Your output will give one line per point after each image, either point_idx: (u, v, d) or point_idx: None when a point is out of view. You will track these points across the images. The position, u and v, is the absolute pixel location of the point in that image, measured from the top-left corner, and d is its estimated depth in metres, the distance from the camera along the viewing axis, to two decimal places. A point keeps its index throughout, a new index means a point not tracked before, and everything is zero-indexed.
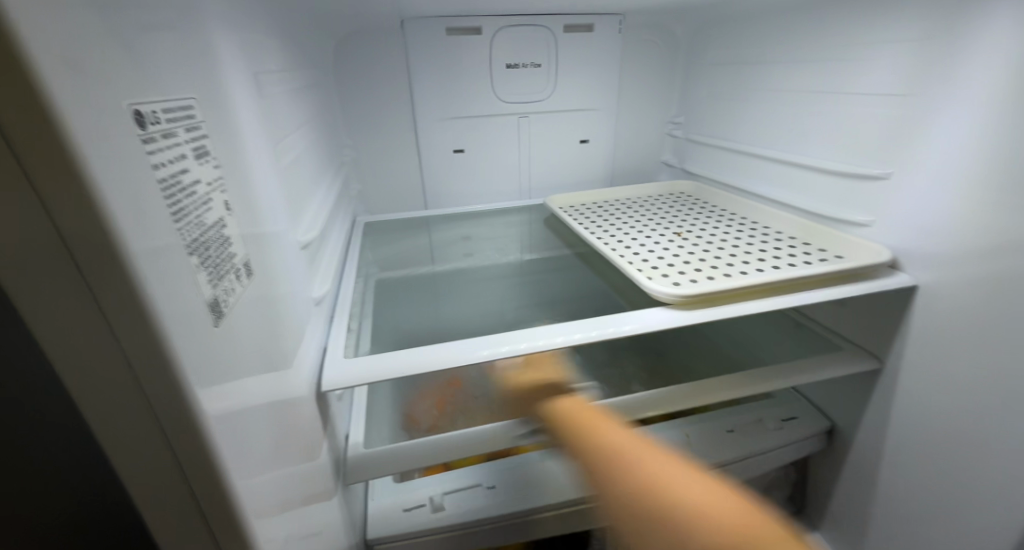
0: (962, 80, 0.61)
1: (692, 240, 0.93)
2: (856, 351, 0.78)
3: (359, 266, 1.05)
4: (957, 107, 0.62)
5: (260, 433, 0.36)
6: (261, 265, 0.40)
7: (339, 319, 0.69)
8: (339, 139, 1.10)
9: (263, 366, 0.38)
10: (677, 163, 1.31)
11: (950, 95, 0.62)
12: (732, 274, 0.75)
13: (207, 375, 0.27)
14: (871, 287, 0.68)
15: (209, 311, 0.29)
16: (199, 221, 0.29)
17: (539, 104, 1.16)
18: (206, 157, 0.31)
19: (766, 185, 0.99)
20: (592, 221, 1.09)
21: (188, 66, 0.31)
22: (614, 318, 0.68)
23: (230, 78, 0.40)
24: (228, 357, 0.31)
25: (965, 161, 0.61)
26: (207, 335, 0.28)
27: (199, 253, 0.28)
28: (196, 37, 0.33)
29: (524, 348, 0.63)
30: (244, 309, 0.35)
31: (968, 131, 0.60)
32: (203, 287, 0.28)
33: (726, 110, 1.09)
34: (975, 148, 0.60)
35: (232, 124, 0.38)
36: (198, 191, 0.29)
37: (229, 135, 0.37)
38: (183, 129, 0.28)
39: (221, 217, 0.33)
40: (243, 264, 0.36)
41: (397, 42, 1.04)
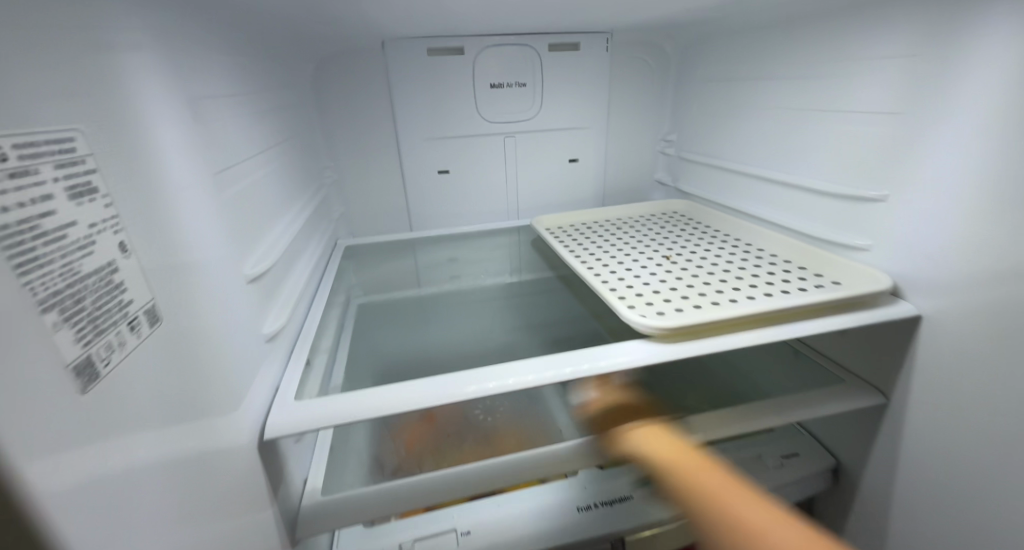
0: (959, 97, 0.56)
1: (682, 264, 0.88)
2: (861, 384, 0.73)
3: (338, 291, 1.01)
4: (955, 125, 0.57)
5: (161, 505, 0.31)
6: (174, 309, 0.36)
7: (299, 354, 0.64)
8: (319, 160, 1.07)
9: (171, 425, 0.34)
10: (671, 181, 1.27)
11: (948, 112, 0.58)
12: (721, 302, 0.70)
13: (59, 456, 0.23)
14: (871, 317, 0.63)
15: (72, 375, 0.25)
16: (66, 270, 0.25)
17: (526, 123, 1.14)
18: (89, 195, 0.28)
19: (761, 205, 0.95)
20: (579, 243, 1.05)
21: (71, 95, 0.28)
22: (598, 351, 0.63)
23: (145, 105, 0.37)
24: (104, 425, 0.26)
25: (967, 182, 0.56)
26: (64, 405, 0.24)
27: (60, 308, 0.25)
28: (89, 64, 0.30)
29: (513, 383, 0.58)
30: (141, 364, 0.31)
31: (969, 150, 0.56)
32: (64, 348, 0.24)
33: (718, 127, 1.05)
34: (977, 168, 0.55)
35: (140, 155, 0.35)
36: (69, 234, 0.26)
37: (135, 168, 0.34)
38: (49, 165, 0.25)
39: (110, 260, 0.29)
40: (144, 311, 0.32)
41: (378, 63, 1.02)
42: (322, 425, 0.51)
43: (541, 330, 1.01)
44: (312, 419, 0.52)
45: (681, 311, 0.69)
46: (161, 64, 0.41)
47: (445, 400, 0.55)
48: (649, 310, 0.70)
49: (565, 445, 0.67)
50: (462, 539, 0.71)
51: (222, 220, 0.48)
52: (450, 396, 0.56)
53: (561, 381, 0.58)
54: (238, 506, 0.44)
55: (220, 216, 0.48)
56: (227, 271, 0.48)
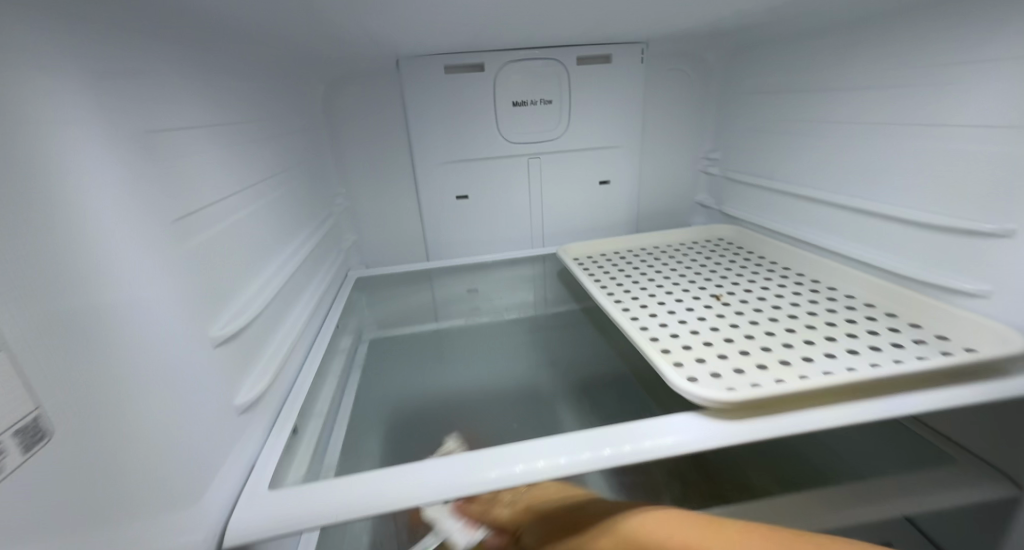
0: None
1: (735, 305, 0.75)
2: (976, 469, 0.58)
3: (347, 329, 0.93)
4: None
5: None
6: (88, 404, 0.28)
7: (287, 420, 0.56)
8: (331, 187, 1.01)
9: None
10: (715, 204, 1.14)
11: None
12: (792, 360, 0.57)
13: None
14: (1003, 389, 0.48)
15: None
16: None
17: (552, 144, 1.04)
18: None
19: (830, 236, 0.82)
20: (612, 275, 0.93)
21: None
22: (643, 425, 0.51)
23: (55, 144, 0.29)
24: None
25: None
26: None
27: None
28: None
29: (542, 469, 0.46)
30: (10, 512, 0.22)
31: None
32: None
33: (772, 145, 0.92)
34: None
35: (36, 209, 0.26)
36: None
37: (24, 224, 0.25)
38: None
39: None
40: (19, 432, 0.23)
41: (392, 83, 0.95)
42: (301, 526, 0.41)
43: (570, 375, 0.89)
44: (290, 517, 0.42)
45: (742, 372, 0.56)
46: (95, 93, 0.33)
47: (461, 492, 0.44)
48: (701, 370, 0.58)
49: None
50: None
51: (179, 273, 0.40)
52: (466, 485, 0.44)
53: (600, 467, 0.46)
54: None
55: (177, 273, 0.40)
56: (182, 341, 0.39)
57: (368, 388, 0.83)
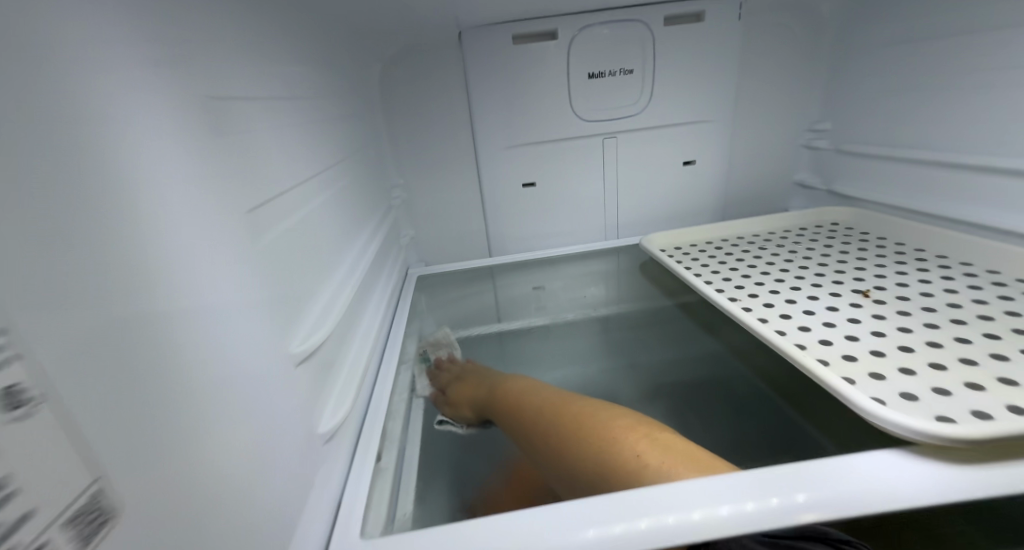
0: None
1: (890, 300, 0.61)
2: None
3: (411, 333, 0.84)
4: None
5: None
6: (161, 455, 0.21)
7: (367, 446, 0.48)
8: (388, 179, 0.92)
9: None
10: (821, 183, 0.98)
11: None
12: (1011, 374, 0.44)
13: None
14: None
15: None
16: None
17: (631, 120, 0.91)
18: None
19: (997, 213, 0.65)
20: (712, 267, 0.80)
21: None
22: (806, 465, 0.39)
23: (110, 111, 0.22)
24: None
25: None
26: None
27: None
28: None
29: (691, 523, 0.35)
30: None
31: None
32: None
33: (907, 107, 0.76)
34: None
35: (90, 195, 0.19)
36: None
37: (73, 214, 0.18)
38: None
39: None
40: (73, 516, 0.16)
41: (454, 60, 0.85)
42: None
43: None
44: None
45: (946, 392, 0.43)
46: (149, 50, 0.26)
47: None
48: (884, 388, 0.45)
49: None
50: None
51: (255, 277, 0.32)
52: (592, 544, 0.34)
53: (757, 524, 0.35)
54: None
55: (254, 278, 0.32)
56: (262, 365, 0.31)
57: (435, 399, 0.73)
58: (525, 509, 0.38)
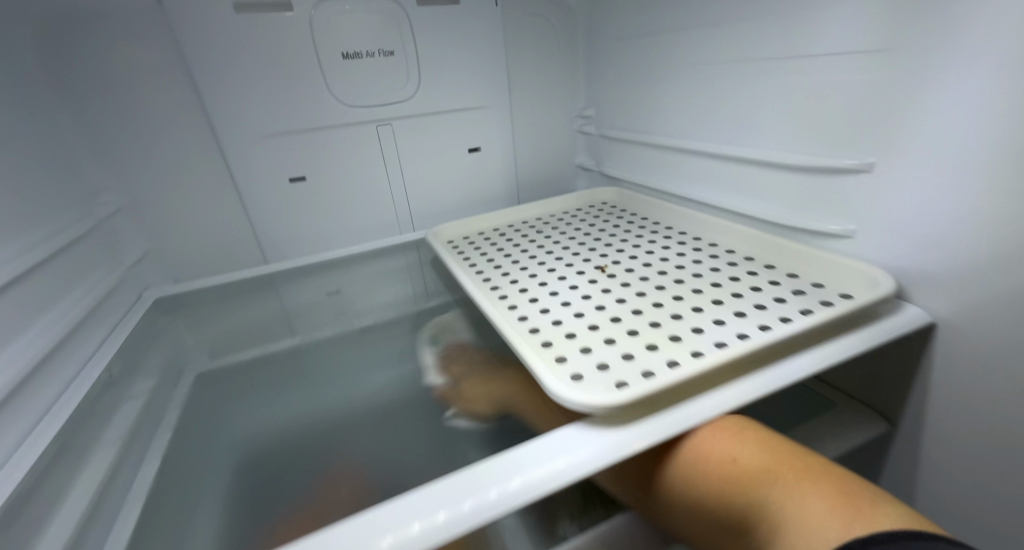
0: (953, 22, 0.42)
1: (619, 275, 0.66)
2: (856, 410, 0.57)
3: (144, 372, 0.68)
4: (960, 58, 0.42)
5: None
6: None
7: None
8: (88, 180, 0.72)
9: None
10: (594, 165, 1.06)
11: (946, 44, 0.42)
12: (681, 334, 0.51)
13: None
14: (873, 337, 0.47)
15: None
16: None
17: (402, 107, 0.86)
18: None
19: (704, 188, 0.76)
20: (489, 256, 0.79)
21: None
22: (538, 446, 0.39)
23: None
24: None
25: (984, 134, 0.42)
26: None
27: None
28: None
29: (440, 527, 0.33)
30: None
31: (988, 92, 0.40)
32: None
33: (638, 94, 0.85)
34: (1000, 116, 0.40)
35: None
36: None
37: None
38: None
39: None
40: None
41: (160, 30, 0.70)
42: None
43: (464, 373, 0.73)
44: None
45: (631, 359, 0.48)
46: None
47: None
48: (587, 361, 0.48)
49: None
50: None
51: None
52: None
53: (503, 513, 0.34)
54: None
55: None
56: None
57: (191, 450, 0.59)
58: None
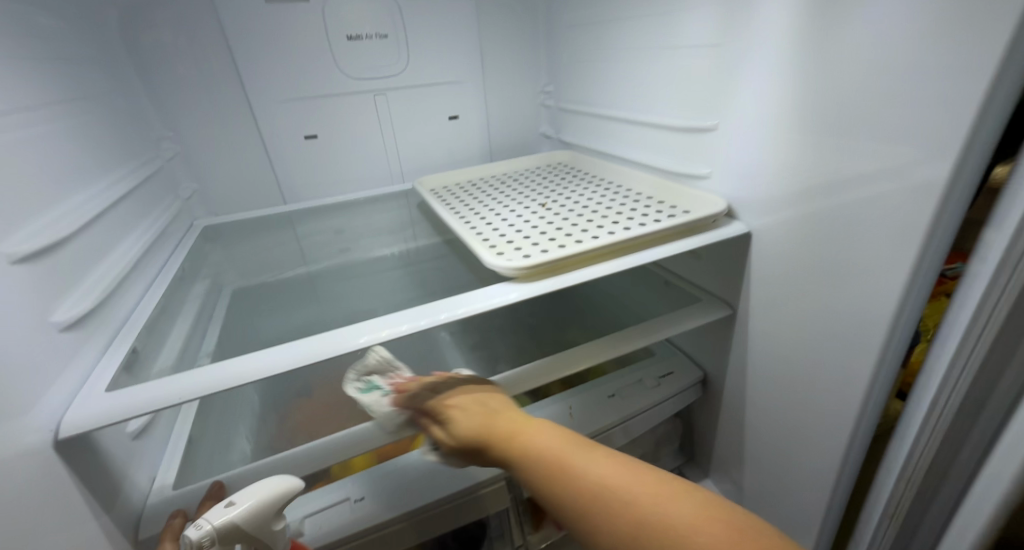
0: (750, 28, 0.64)
1: (554, 209, 0.89)
2: (712, 301, 0.81)
3: (201, 274, 0.91)
4: (754, 52, 0.64)
5: None
6: None
7: (124, 340, 0.58)
8: (152, 131, 0.94)
9: None
10: (554, 133, 1.28)
11: (747, 42, 0.65)
12: (583, 239, 0.73)
13: None
14: (704, 240, 0.70)
15: None
16: None
17: (394, 80, 1.08)
18: None
19: (625, 148, 0.98)
20: (461, 199, 1.02)
21: None
22: (473, 295, 0.63)
23: None
24: None
25: (767, 101, 0.64)
26: None
27: None
28: None
29: (401, 330, 0.57)
30: None
31: (767, 74, 0.63)
32: None
33: (582, 75, 1.07)
34: (773, 90, 0.63)
35: None
36: None
37: None
38: None
39: None
40: None
41: (206, 13, 0.90)
42: (152, 405, 0.46)
43: (440, 286, 0.96)
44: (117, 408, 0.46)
45: (546, 252, 0.71)
46: None
47: (325, 357, 0.53)
48: (517, 253, 0.71)
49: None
50: (355, 506, 0.70)
51: None
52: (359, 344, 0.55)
53: (441, 325, 0.58)
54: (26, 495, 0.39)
55: None
56: None
57: (238, 328, 0.83)
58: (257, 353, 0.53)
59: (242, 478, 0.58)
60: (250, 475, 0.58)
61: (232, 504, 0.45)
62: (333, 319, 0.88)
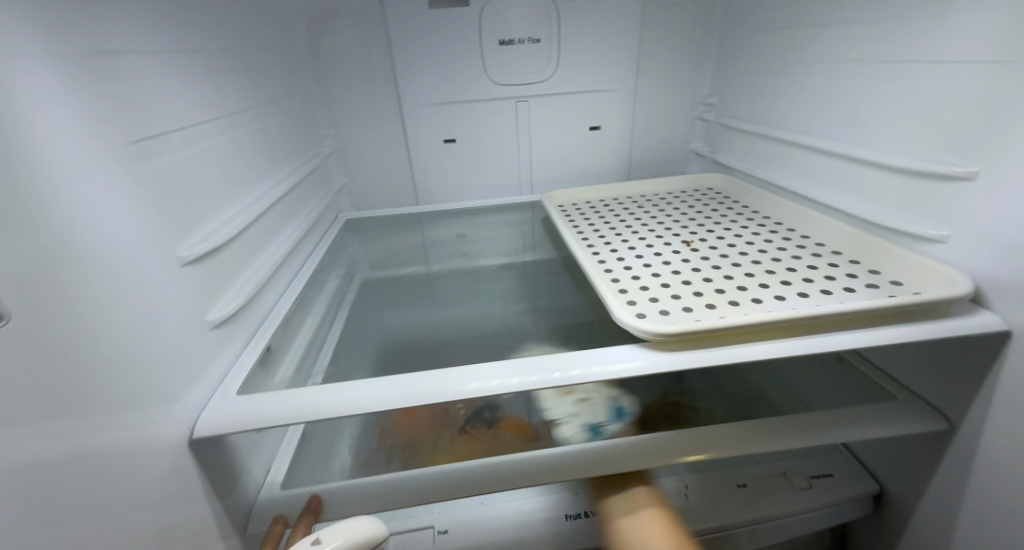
0: None
1: (702, 249, 0.75)
2: (915, 405, 0.62)
3: (337, 266, 0.96)
4: None
5: (65, 479, 0.32)
6: (84, 306, 0.35)
7: (261, 337, 0.61)
8: (317, 128, 1.01)
9: (56, 420, 0.32)
10: (709, 152, 1.12)
11: None
12: (741, 301, 0.59)
13: None
14: (927, 331, 0.51)
15: None
16: None
17: (541, 86, 1.02)
18: None
19: (810, 183, 0.80)
20: (591, 221, 0.93)
21: None
22: (599, 354, 0.55)
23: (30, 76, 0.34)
24: None
25: None
26: None
27: None
28: None
29: (515, 384, 0.51)
30: None
31: None
32: None
33: (762, 87, 0.90)
34: None
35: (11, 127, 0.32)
36: None
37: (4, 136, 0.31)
38: None
39: None
40: None
41: (376, 18, 0.93)
42: (271, 422, 0.47)
43: (558, 313, 0.89)
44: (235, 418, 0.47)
45: (690, 311, 0.59)
46: (64, 24, 0.38)
47: (431, 401, 0.49)
48: (652, 307, 0.60)
49: (570, 448, 0.62)
50: (438, 538, 0.67)
51: (147, 191, 0.45)
52: (463, 393, 0.50)
53: (560, 386, 0.51)
54: (162, 496, 0.42)
55: (144, 192, 0.45)
56: (147, 256, 0.43)
57: (362, 323, 0.85)
58: (363, 383, 0.51)
59: (345, 493, 0.57)
60: (347, 492, 0.58)
61: (318, 543, 0.43)
62: (450, 330, 0.85)
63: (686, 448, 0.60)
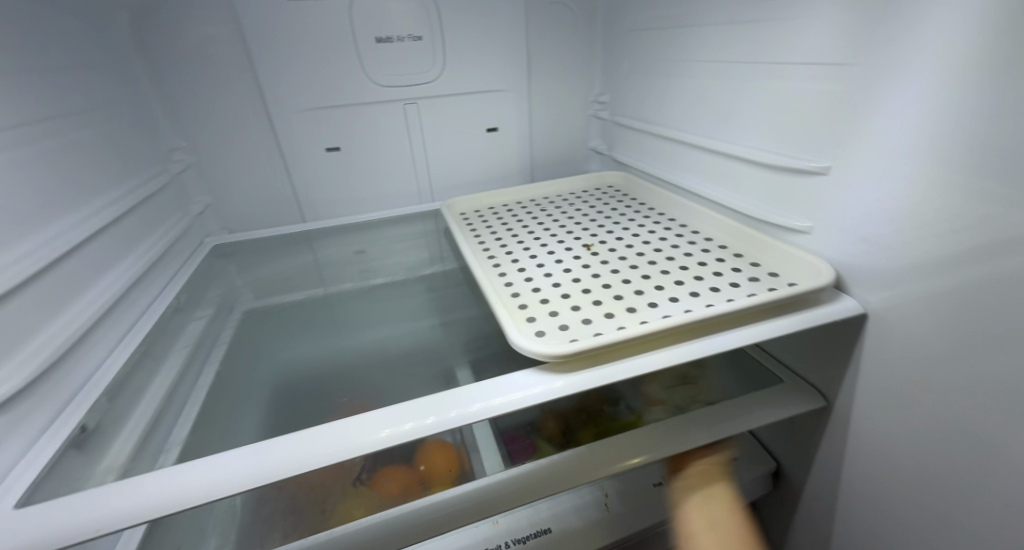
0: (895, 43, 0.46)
1: (601, 253, 0.73)
2: (798, 388, 0.64)
3: (203, 300, 0.82)
4: (901, 74, 0.46)
5: None
6: None
7: (67, 421, 0.49)
8: (163, 142, 0.86)
9: None
10: (607, 149, 1.12)
11: (891, 61, 0.47)
12: (638, 307, 0.58)
13: None
14: (804, 321, 0.52)
15: None
16: None
17: (427, 87, 0.95)
18: None
19: (695, 179, 0.82)
20: (491, 228, 0.88)
21: None
22: (493, 384, 0.49)
23: None
24: None
25: (914, 143, 0.46)
26: None
27: None
28: None
29: (398, 433, 0.44)
30: None
31: (918, 107, 0.45)
32: None
33: (645, 85, 0.90)
34: (927, 128, 0.44)
35: None
36: None
37: None
38: None
39: None
40: None
41: (222, 11, 0.81)
42: (65, 535, 0.36)
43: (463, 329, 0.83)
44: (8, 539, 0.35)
45: (588, 323, 0.56)
46: None
47: (294, 469, 0.41)
48: (551, 323, 0.57)
49: (478, 483, 0.57)
50: None
51: None
52: (331, 455, 0.42)
53: (451, 428, 0.45)
54: None
55: None
56: None
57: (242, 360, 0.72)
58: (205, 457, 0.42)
59: None
60: None
61: None
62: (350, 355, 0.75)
63: (597, 465, 0.57)
